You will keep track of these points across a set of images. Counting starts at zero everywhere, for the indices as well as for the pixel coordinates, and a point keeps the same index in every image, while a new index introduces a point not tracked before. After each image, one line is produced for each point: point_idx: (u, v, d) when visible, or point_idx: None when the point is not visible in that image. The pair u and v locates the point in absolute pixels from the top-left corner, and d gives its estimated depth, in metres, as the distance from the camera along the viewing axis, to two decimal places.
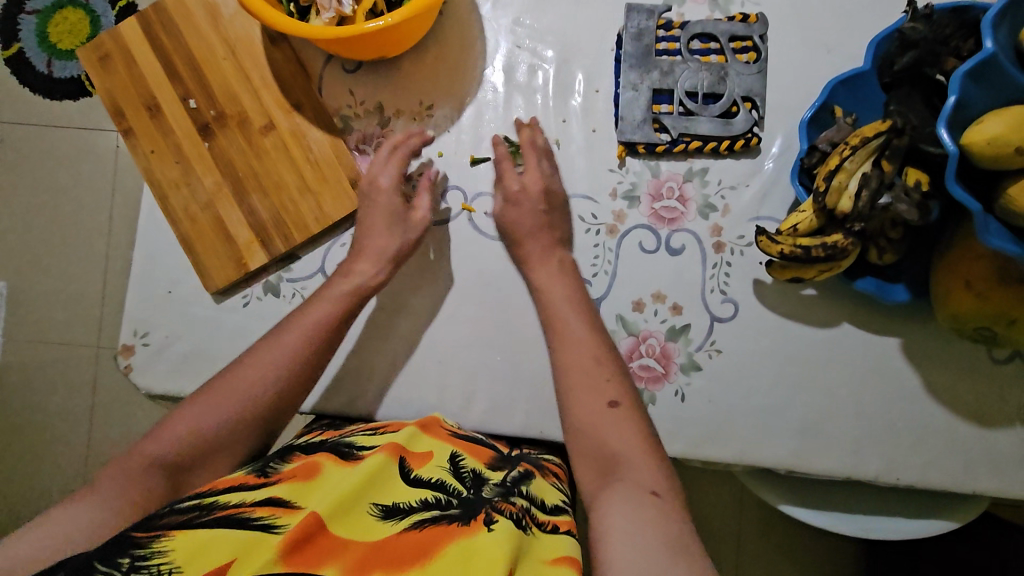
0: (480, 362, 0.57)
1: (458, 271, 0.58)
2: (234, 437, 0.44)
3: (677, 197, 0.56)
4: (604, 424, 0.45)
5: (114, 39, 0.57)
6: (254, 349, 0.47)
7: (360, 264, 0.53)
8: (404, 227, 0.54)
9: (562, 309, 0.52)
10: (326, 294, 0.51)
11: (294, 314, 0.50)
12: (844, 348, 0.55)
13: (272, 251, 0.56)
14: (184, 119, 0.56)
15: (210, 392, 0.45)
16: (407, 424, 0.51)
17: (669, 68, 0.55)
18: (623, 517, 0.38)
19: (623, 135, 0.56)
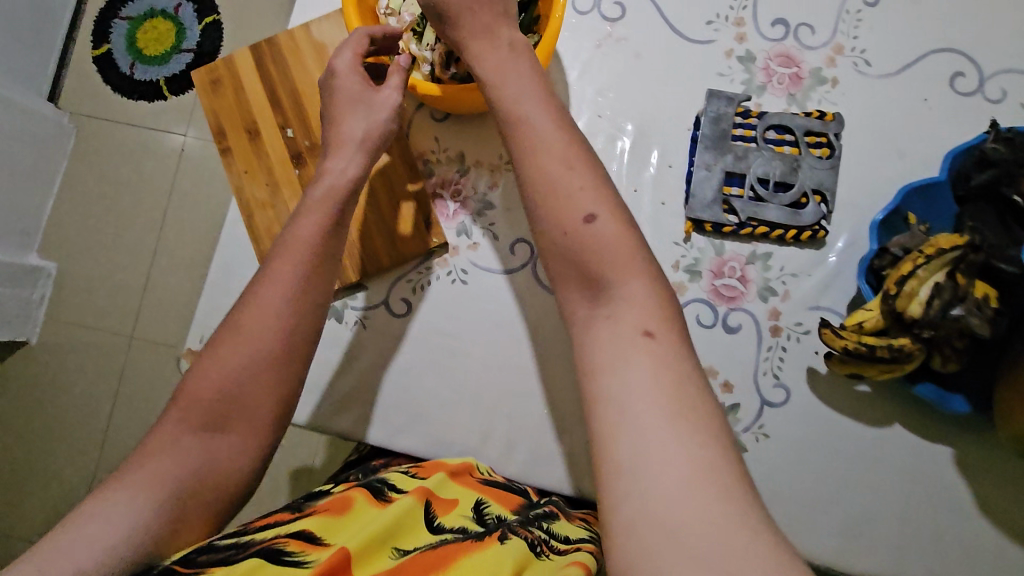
0: (524, 413, 0.57)
1: (515, 321, 0.59)
2: (246, 397, 0.43)
3: (738, 277, 0.58)
4: (607, 255, 0.41)
5: (227, 65, 0.61)
6: (255, 283, 0.47)
7: (336, 159, 0.52)
8: (369, 108, 0.53)
9: (523, 116, 0.46)
10: (310, 206, 0.50)
11: (284, 233, 0.49)
12: (896, 449, 0.54)
13: (342, 279, 0.58)
14: (279, 146, 0.60)
15: (219, 347, 0.44)
16: (440, 466, 0.52)
17: (744, 154, 0.57)
18: (614, 376, 0.37)
19: (693, 212, 0.58)
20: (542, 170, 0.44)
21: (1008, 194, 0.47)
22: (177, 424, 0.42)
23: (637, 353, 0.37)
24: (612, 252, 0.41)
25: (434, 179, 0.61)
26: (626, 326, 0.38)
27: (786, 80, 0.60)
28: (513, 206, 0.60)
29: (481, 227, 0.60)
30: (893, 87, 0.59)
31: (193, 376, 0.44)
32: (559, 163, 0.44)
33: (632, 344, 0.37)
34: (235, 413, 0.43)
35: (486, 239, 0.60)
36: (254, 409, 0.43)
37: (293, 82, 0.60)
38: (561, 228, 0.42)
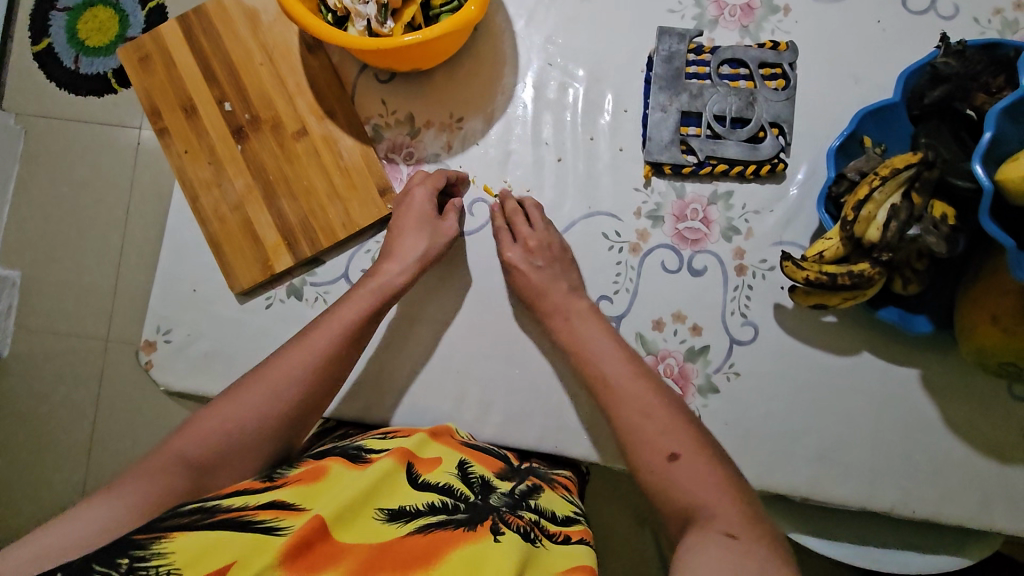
0: (497, 373, 0.57)
1: (480, 282, 0.58)
2: (253, 440, 0.43)
3: (701, 218, 0.57)
4: (670, 482, 0.41)
5: (154, 41, 0.58)
6: (284, 349, 0.47)
7: (388, 264, 0.53)
8: (433, 231, 0.54)
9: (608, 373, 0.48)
10: (359, 292, 0.51)
11: (327, 311, 0.50)
12: (863, 376, 0.55)
13: (298, 255, 0.56)
14: (219, 122, 0.57)
15: (235, 394, 0.44)
16: (419, 431, 0.52)
17: (699, 91, 0.56)
18: (695, 558, 0.35)
19: (651, 155, 0.56)
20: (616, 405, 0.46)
21: (961, 109, 0.47)
22: (171, 459, 0.40)
23: (715, 552, 0.35)
24: (694, 484, 0.40)
25: (383, 144, 0.59)
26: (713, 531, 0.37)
27: (737, 12, 0.58)
28: (467, 165, 0.59)
29: None
30: (847, 12, 0.58)
31: (199, 417, 0.43)
32: (636, 413, 0.45)
33: (715, 544, 0.36)
34: (237, 454, 0.42)
35: None
36: (257, 452, 0.43)
37: (224, 51, 0.57)
38: (647, 466, 0.43)
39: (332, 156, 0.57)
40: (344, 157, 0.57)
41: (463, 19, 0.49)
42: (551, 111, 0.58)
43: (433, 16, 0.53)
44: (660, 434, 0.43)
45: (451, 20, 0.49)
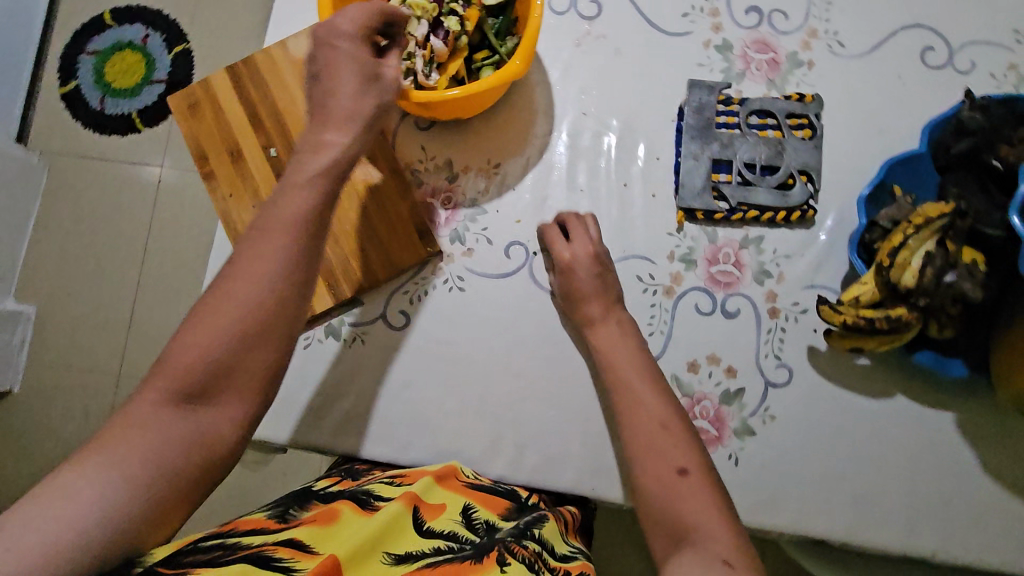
0: (534, 415, 0.57)
1: (517, 324, 0.58)
2: (242, 365, 0.39)
3: (733, 262, 0.58)
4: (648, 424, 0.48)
5: (204, 90, 0.61)
6: (239, 256, 0.41)
7: (329, 134, 0.46)
8: (375, 87, 0.48)
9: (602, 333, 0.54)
10: (300, 177, 0.44)
11: (270, 204, 0.43)
12: (897, 420, 0.55)
13: (337, 294, 0.57)
14: (264, 167, 0.59)
15: (202, 318, 0.39)
16: (425, 472, 0.51)
17: (729, 141, 0.58)
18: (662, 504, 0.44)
19: (684, 201, 0.58)
20: (609, 342, 0.53)
21: (988, 159, 0.48)
22: (155, 396, 0.37)
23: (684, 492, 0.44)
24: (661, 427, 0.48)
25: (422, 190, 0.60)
26: (665, 464, 0.46)
27: (764, 65, 0.61)
28: (501, 208, 0.60)
29: (476, 232, 0.60)
30: (868, 67, 0.60)
31: (173, 347, 0.39)
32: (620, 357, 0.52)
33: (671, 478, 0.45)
34: (226, 380, 0.39)
35: (481, 245, 0.60)
36: (243, 371, 0.39)
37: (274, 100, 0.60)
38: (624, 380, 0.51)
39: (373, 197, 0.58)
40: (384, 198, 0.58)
41: (507, 75, 0.52)
42: (586, 158, 0.60)
43: (476, 69, 0.57)
44: (621, 348, 0.53)
45: (498, 74, 0.52)
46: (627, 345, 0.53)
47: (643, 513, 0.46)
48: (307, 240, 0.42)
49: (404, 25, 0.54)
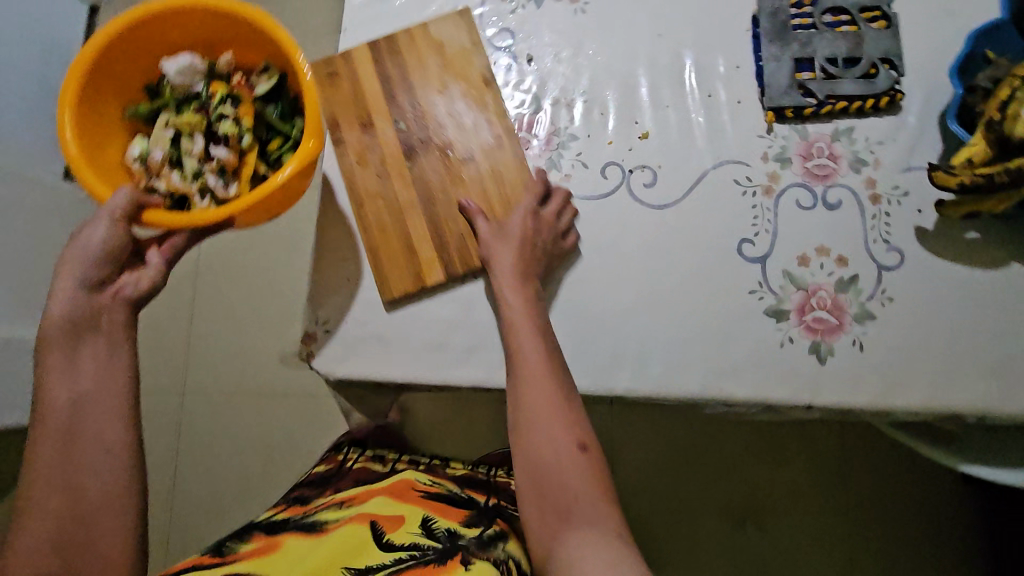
0: (651, 325, 0.58)
1: (621, 242, 0.59)
2: (85, 459, 0.47)
3: (828, 155, 0.59)
4: (569, 462, 0.51)
5: (343, 58, 0.62)
6: (47, 374, 0.49)
7: (85, 233, 0.51)
8: (99, 223, 0.51)
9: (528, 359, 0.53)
10: (59, 300, 0.49)
11: (42, 340, 0.49)
12: (1016, 286, 0.55)
13: (452, 271, 0.59)
14: (395, 141, 0.60)
15: (33, 464, 0.47)
16: (379, 491, 0.61)
17: (808, 40, 0.59)
18: (593, 549, 0.45)
19: (773, 100, 0.59)
20: (543, 390, 0.52)
21: None
22: (32, 542, 0.44)
23: (610, 546, 0.46)
24: (583, 478, 0.50)
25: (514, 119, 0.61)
26: (604, 529, 0.47)
27: None
28: (590, 132, 0.61)
29: (572, 161, 0.61)
30: None
31: (27, 497, 0.46)
32: (548, 398, 0.52)
33: (609, 539, 0.47)
34: (85, 507, 0.46)
35: (577, 169, 0.61)
36: (83, 490, 0.47)
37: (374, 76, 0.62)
38: (555, 453, 0.51)
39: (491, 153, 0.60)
40: (498, 150, 0.60)
41: (310, 152, 0.54)
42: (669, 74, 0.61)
43: (275, 157, 0.61)
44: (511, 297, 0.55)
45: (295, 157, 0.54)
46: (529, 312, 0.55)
47: (527, 480, 0.52)
48: (77, 431, 0.48)
49: (179, 146, 0.60)
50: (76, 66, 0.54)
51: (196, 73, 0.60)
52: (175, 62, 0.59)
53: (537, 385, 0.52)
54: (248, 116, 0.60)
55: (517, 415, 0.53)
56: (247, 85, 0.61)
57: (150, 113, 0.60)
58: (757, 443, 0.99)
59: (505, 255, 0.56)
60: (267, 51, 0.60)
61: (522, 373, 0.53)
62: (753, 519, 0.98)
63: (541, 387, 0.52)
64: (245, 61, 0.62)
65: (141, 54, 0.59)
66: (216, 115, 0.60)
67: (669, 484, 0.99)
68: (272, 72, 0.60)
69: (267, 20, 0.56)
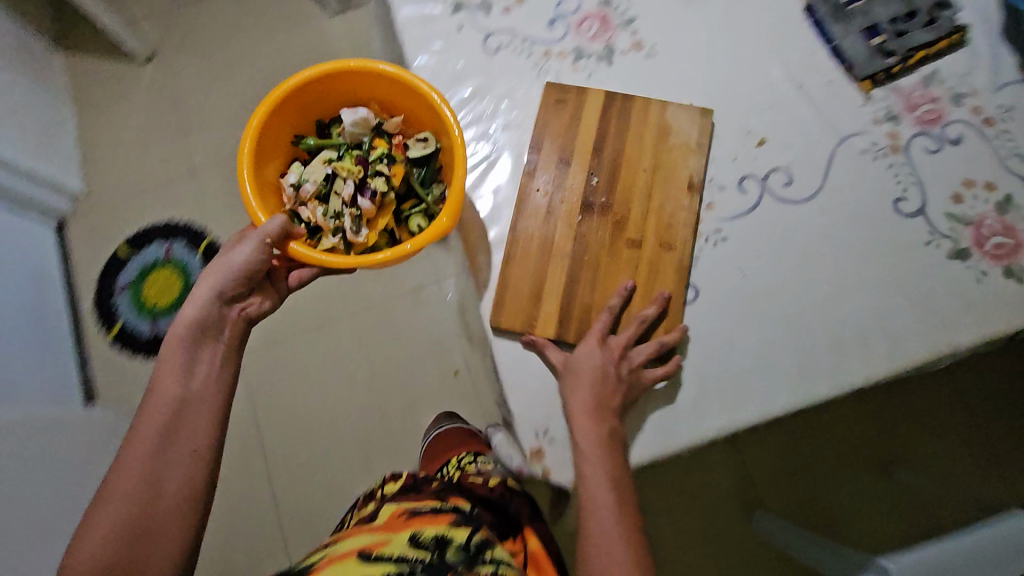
0: (856, 306, 0.58)
1: (790, 241, 0.60)
2: (178, 444, 0.54)
3: (930, 100, 0.63)
4: (603, 531, 0.50)
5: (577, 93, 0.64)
6: (152, 378, 0.57)
7: (234, 254, 0.61)
8: (232, 258, 0.61)
9: (591, 447, 0.52)
10: (167, 368, 0.57)
11: (159, 364, 0.58)
12: None
13: (565, 338, 0.58)
14: (578, 188, 0.61)
15: (131, 443, 0.54)
16: (372, 523, 0.54)
17: (866, 10, 0.64)
18: None
19: (863, 72, 0.63)
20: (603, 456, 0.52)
21: None
22: (107, 517, 0.50)
23: None
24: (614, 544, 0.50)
25: (657, 150, 0.62)
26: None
27: None
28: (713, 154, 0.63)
29: (710, 187, 0.62)
30: None
31: (122, 454, 0.53)
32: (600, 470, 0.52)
33: None
34: (164, 482, 0.52)
35: (717, 192, 0.62)
36: (173, 470, 0.53)
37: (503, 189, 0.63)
38: (602, 526, 0.50)
39: (650, 201, 0.60)
40: (650, 193, 0.60)
41: (456, 201, 0.58)
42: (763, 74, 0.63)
43: (405, 215, 0.74)
44: (586, 438, 0.53)
45: (428, 233, 0.58)
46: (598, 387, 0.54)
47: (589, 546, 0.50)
48: (174, 431, 0.55)
49: (329, 183, 0.71)
50: (264, 109, 0.65)
51: (368, 124, 0.72)
52: (354, 114, 0.71)
53: (609, 510, 0.51)
54: (396, 177, 0.71)
55: (577, 459, 0.53)
56: (401, 146, 0.73)
57: (314, 148, 0.73)
58: (858, 406, 1.02)
59: (581, 412, 0.53)
60: (425, 122, 0.71)
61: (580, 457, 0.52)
62: (895, 462, 1.01)
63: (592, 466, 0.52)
64: (408, 124, 0.74)
65: (336, 95, 0.72)
66: (370, 169, 0.72)
67: (809, 456, 1.02)
68: (429, 140, 0.71)
69: (438, 104, 0.60)
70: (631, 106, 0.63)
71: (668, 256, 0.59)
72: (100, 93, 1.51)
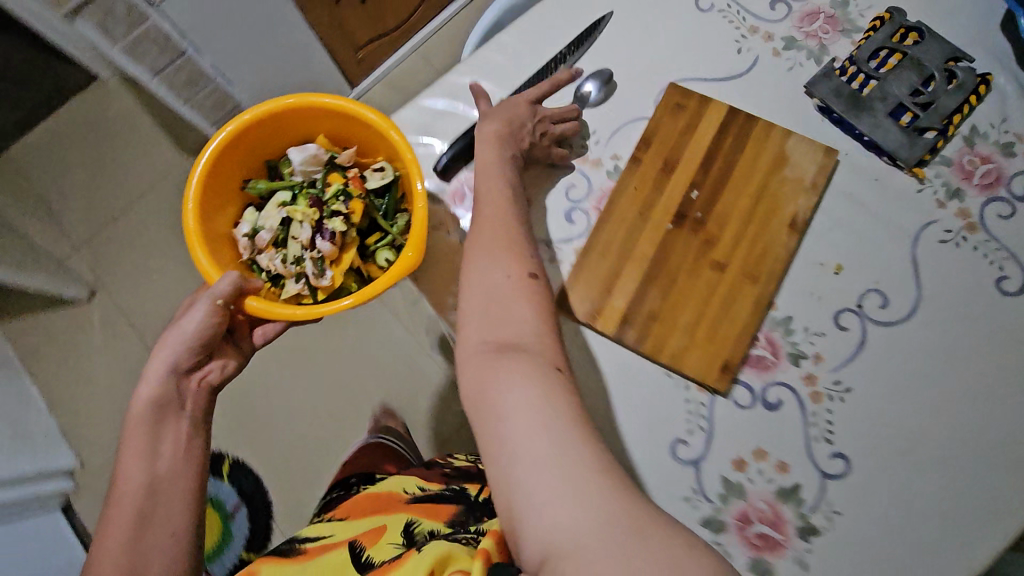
0: (1011, 410, 0.54)
1: (913, 365, 0.55)
2: (155, 517, 0.46)
3: (981, 161, 0.59)
4: (531, 365, 0.42)
5: (676, 152, 0.60)
6: (122, 449, 0.49)
7: (185, 320, 0.53)
8: (188, 327, 0.53)
9: (502, 301, 0.47)
10: (133, 428, 0.50)
11: (127, 424, 0.50)
12: None
13: (627, 332, 0.56)
14: (677, 194, 0.59)
15: (106, 532, 0.46)
16: (374, 508, 0.62)
17: (883, 93, 0.59)
18: (525, 428, 0.38)
19: (909, 159, 0.58)
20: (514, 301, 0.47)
21: None
22: None
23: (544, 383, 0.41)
24: (545, 347, 0.45)
25: (744, 263, 0.57)
26: (543, 381, 0.41)
27: (827, 27, 0.63)
28: (795, 300, 0.57)
29: (810, 340, 0.56)
30: None
31: (101, 530, 0.46)
32: (508, 293, 0.48)
33: (548, 375, 0.41)
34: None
35: (818, 342, 0.56)
36: (150, 557, 0.45)
37: (598, 418, 0.56)
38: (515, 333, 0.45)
39: (748, 226, 0.58)
40: (750, 237, 0.57)
41: (418, 238, 0.53)
42: (812, 190, 0.58)
43: (371, 252, 0.64)
44: (518, 314, 0.46)
45: (387, 276, 0.52)
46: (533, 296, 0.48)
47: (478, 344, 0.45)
48: (150, 516, 0.46)
49: (285, 228, 0.63)
50: (214, 153, 0.57)
51: (318, 161, 0.63)
52: (301, 152, 0.62)
53: (536, 329, 0.46)
54: (355, 215, 0.62)
55: (467, 293, 0.49)
56: (359, 178, 0.63)
57: (267, 190, 0.64)
58: None
59: (522, 297, 0.48)
60: (381, 150, 0.62)
61: (496, 307, 0.47)
62: None
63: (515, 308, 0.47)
64: (363, 156, 0.64)
65: (274, 140, 0.63)
66: (327, 208, 0.63)
67: None
68: (387, 169, 0.63)
69: (382, 125, 0.57)
70: (696, 279, 0.57)
71: (748, 300, 0.56)
72: (59, 344, 1.40)
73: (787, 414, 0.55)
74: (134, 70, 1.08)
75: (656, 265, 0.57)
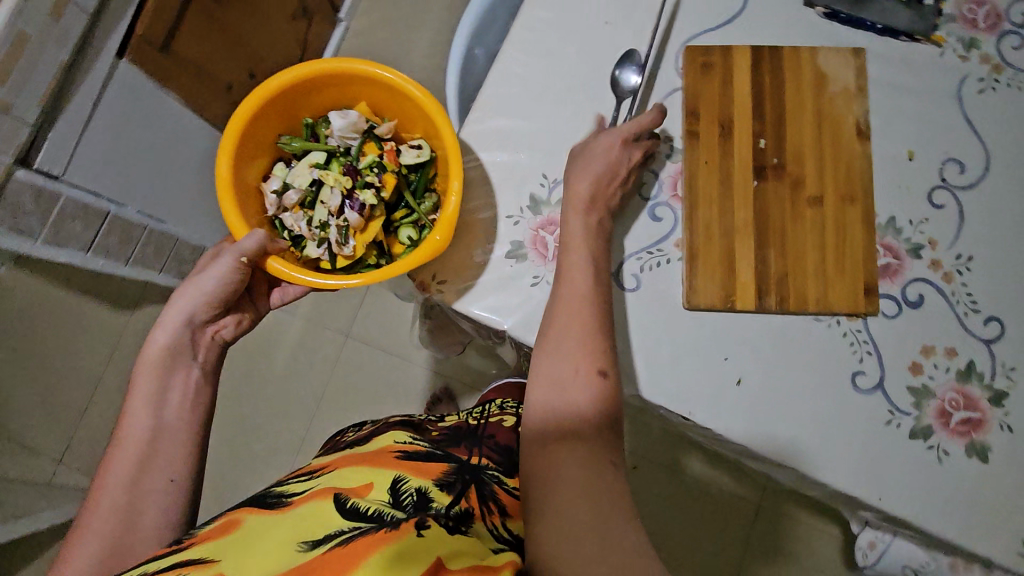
0: None
1: (1006, 212, 0.59)
2: (162, 450, 0.56)
3: (978, 8, 0.62)
4: (590, 448, 0.47)
5: (726, 113, 0.60)
6: (134, 389, 0.58)
7: (205, 281, 0.62)
8: (209, 279, 0.62)
9: (558, 351, 0.50)
10: (147, 364, 0.59)
11: (144, 353, 0.60)
12: None
13: (767, 299, 0.57)
14: (748, 150, 0.59)
15: (120, 449, 0.55)
16: (352, 456, 0.53)
17: None
18: (569, 515, 0.43)
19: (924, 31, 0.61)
20: (570, 369, 0.49)
21: None
22: (109, 510, 0.52)
23: (596, 475, 0.45)
24: (600, 427, 0.48)
25: (836, 186, 0.58)
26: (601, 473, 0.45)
27: None
28: (889, 198, 0.59)
29: (920, 229, 0.59)
30: None
31: (110, 454, 0.55)
32: (568, 344, 0.50)
33: (602, 467, 0.46)
34: (144, 497, 0.53)
35: (927, 228, 0.59)
36: (155, 474, 0.54)
37: (777, 386, 0.56)
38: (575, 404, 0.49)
39: (822, 151, 0.58)
40: (828, 159, 0.58)
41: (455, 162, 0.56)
42: (860, 95, 0.59)
43: (394, 226, 0.71)
44: (578, 399, 0.49)
45: (418, 252, 0.54)
46: (587, 299, 0.52)
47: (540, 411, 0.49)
48: (160, 450, 0.56)
49: (317, 193, 0.69)
50: (257, 99, 0.60)
51: (355, 130, 0.67)
52: (344, 117, 0.66)
53: (597, 409, 0.48)
54: (386, 188, 0.68)
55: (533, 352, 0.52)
56: (393, 152, 0.68)
57: (301, 149, 0.68)
58: None
59: (571, 357, 0.50)
60: (418, 125, 0.65)
61: (547, 345, 0.51)
62: None
63: (572, 373, 0.49)
64: (401, 130, 0.69)
65: (317, 99, 0.66)
66: (361, 178, 0.69)
67: None
68: (423, 147, 0.67)
69: (427, 104, 0.59)
70: (802, 217, 0.57)
71: (855, 219, 0.57)
72: None
73: (931, 303, 0.58)
74: (62, 258, 0.93)
75: (761, 224, 0.58)
